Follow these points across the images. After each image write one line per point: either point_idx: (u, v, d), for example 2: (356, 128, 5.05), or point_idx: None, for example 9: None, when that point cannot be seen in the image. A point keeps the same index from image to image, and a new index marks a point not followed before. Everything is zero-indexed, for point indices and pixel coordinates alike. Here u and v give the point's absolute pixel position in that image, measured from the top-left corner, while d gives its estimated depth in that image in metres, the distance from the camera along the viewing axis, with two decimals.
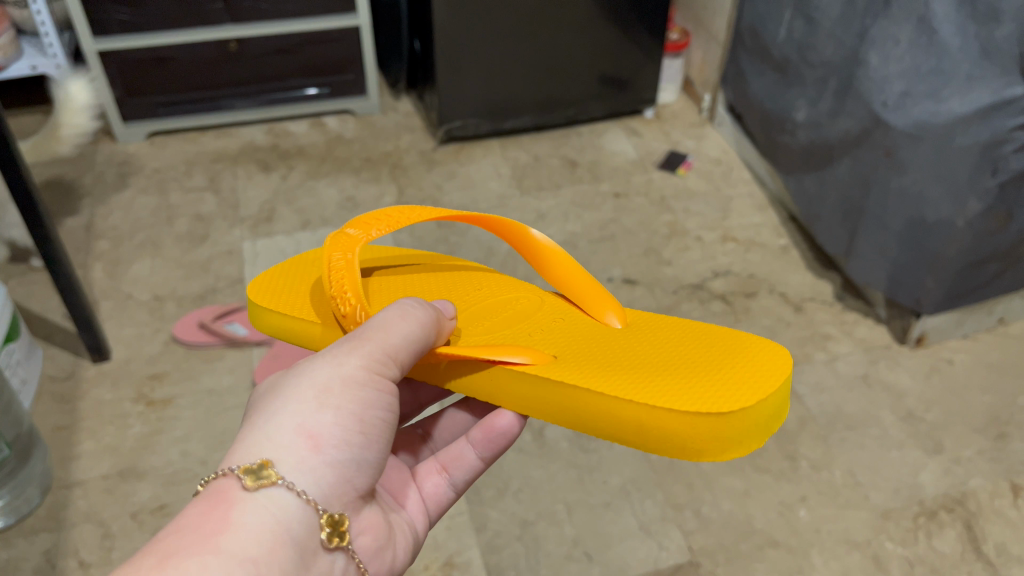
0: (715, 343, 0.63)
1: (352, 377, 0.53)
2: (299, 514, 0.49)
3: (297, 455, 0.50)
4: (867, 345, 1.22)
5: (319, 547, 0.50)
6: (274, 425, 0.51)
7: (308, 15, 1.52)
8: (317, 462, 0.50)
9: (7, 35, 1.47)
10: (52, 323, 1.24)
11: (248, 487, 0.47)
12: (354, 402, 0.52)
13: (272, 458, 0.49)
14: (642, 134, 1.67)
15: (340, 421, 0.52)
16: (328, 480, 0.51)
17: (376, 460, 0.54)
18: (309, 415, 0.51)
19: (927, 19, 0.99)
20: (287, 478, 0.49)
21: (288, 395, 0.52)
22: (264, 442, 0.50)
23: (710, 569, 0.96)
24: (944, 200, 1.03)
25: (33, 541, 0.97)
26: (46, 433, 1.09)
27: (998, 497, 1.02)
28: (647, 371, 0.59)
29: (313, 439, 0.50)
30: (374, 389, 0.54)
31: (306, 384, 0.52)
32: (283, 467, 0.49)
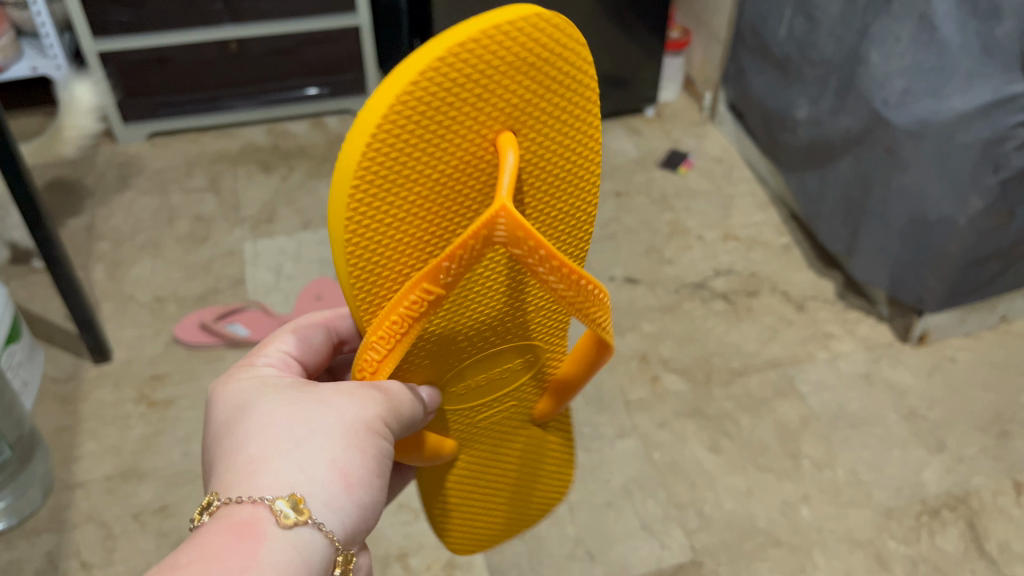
0: (558, 474, 0.76)
1: (381, 419, 0.50)
2: (324, 556, 0.45)
3: (329, 493, 0.46)
4: (868, 343, 1.22)
5: None
6: (304, 455, 0.46)
7: (308, 14, 1.52)
8: (346, 502, 0.46)
9: (7, 36, 1.48)
10: (53, 324, 1.24)
11: (283, 525, 0.43)
12: (381, 444, 0.50)
13: (301, 493, 0.44)
14: (643, 133, 1.67)
15: (370, 461, 0.48)
16: (351, 522, 0.47)
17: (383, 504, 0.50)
18: (339, 454, 0.47)
19: (927, 16, 0.99)
20: (318, 516, 0.45)
21: (316, 425, 0.47)
22: (296, 474, 0.45)
23: (713, 568, 0.96)
24: (946, 198, 1.02)
25: (36, 542, 0.98)
26: (48, 435, 1.09)
27: (1001, 495, 1.02)
28: (496, 499, 0.72)
29: (345, 477, 0.47)
30: (393, 434, 0.51)
31: (336, 417, 0.48)
32: (315, 506, 0.45)
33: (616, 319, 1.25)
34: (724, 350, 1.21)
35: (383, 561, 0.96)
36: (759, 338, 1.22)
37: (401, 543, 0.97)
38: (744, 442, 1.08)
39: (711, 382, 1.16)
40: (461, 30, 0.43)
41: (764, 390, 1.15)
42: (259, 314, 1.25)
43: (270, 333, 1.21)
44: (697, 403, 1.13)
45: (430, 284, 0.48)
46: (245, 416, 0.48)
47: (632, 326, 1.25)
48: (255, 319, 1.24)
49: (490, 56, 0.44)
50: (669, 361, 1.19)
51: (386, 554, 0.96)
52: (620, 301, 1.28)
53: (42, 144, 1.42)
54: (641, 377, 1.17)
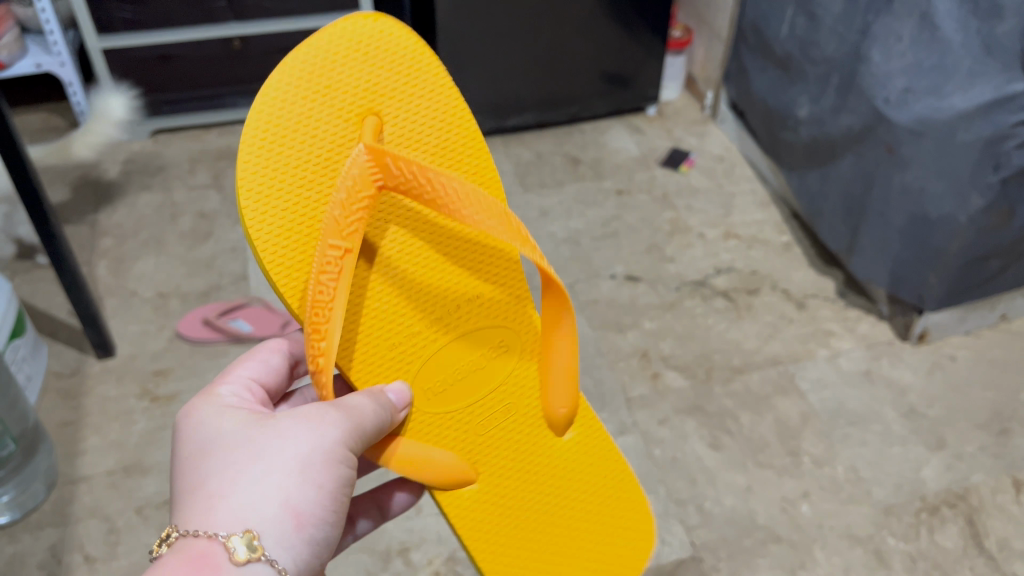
0: (615, 511, 0.74)
1: (334, 449, 0.53)
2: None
3: (281, 531, 0.50)
4: (869, 341, 1.22)
5: None
6: (257, 495, 0.50)
7: (311, 13, 1.52)
8: (300, 537, 0.50)
9: (11, 33, 1.48)
10: (57, 320, 1.25)
11: (235, 562, 0.47)
12: (334, 476, 0.53)
13: (254, 530, 0.48)
14: (645, 132, 1.67)
15: (321, 496, 0.52)
16: (304, 556, 0.51)
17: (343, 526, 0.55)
18: (294, 489, 0.51)
19: (929, 15, 1.00)
20: (271, 552, 0.49)
21: (271, 462, 0.51)
22: (249, 513, 0.49)
23: (713, 565, 0.96)
24: (946, 197, 1.03)
25: (39, 536, 0.98)
26: (51, 430, 1.10)
27: (1001, 493, 1.02)
28: (539, 536, 0.71)
29: (296, 515, 0.50)
30: (350, 462, 0.54)
31: (290, 454, 0.51)
32: (267, 541, 0.49)
33: (616, 316, 1.26)
34: (725, 347, 1.21)
35: (384, 557, 0.96)
36: (759, 336, 1.23)
37: (402, 538, 0.98)
38: (745, 440, 1.09)
39: (711, 379, 1.16)
40: (305, 45, 0.58)
41: (764, 387, 1.15)
42: (261, 310, 1.25)
43: (273, 327, 1.21)
44: (698, 400, 1.14)
45: (337, 239, 0.57)
46: (209, 449, 0.52)
47: (632, 323, 1.25)
48: (258, 314, 1.24)
49: (328, 60, 0.59)
50: (670, 358, 1.19)
51: (387, 548, 0.97)
52: (621, 298, 1.29)
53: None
54: (642, 374, 1.17)
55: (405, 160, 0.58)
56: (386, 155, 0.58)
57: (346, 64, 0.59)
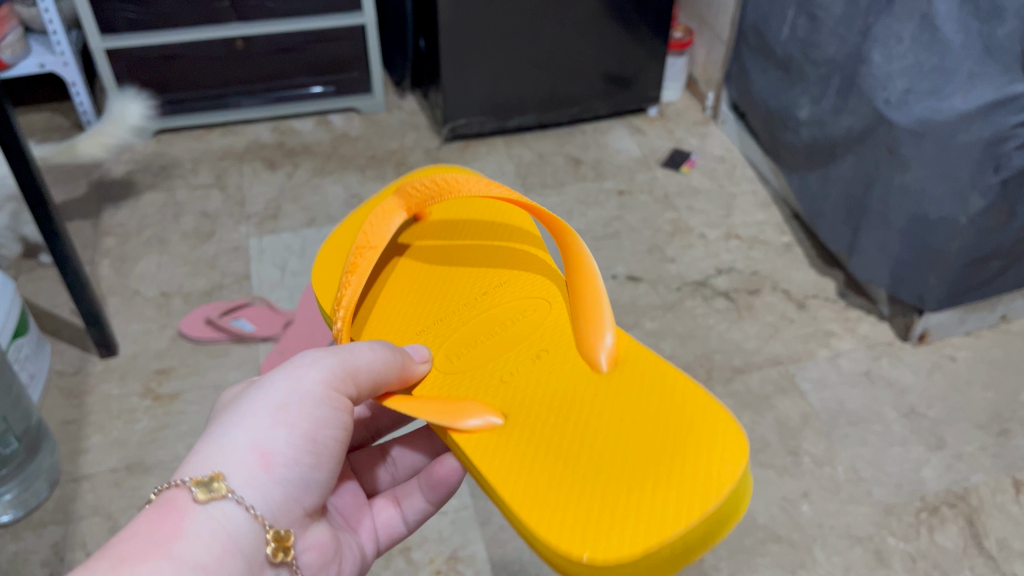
0: (688, 438, 0.57)
1: (309, 394, 0.55)
2: (247, 525, 0.50)
3: (250, 472, 0.51)
4: (869, 341, 1.22)
5: (264, 561, 0.51)
6: (229, 439, 0.52)
7: (314, 13, 1.53)
8: (270, 477, 0.52)
9: (15, 33, 1.49)
10: (61, 319, 1.26)
11: (199, 500, 0.49)
12: (308, 418, 0.54)
13: (223, 472, 0.50)
14: (646, 132, 1.68)
15: (294, 437, 0.53)
16: (276, 497, 0.52)
17: (322, 476, 0.56)
18: (266, 432, 0.53)
19: (929, 17, 1.00)
20: (237, 491, 0.50)
21: (246, 409, 0.54)
22: (218, 455, 0.51)
23: (714, 564, 0.96)
24: (947, 197, 1.03)
25: (42, 534, 0.98)
26: (54, 428, 1.10)
27: (1001, 493, 1.03)
28: (585, 460, 0.57)
29: (266, 455, 0.52)
30: (328, 407, 0.56)
31: (264, 400, 0.54)
32: (234, 479, 0.50)
33: (617, 316, 1.26)
34: (725, 347, 1.21)
35: (386, 554, 0.97)
36: (759, 336, 1.23)
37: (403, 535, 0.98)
38: (745, 440, 1.09)
39: (712, 379, 1.17)
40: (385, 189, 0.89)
41: (765, 387, 1.16)
42: (264, 310, 1.25)
43: (274, 327, 1.22)
44: None
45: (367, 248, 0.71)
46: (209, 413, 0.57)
47: (633, 324, 1.25)
48: (260, 314, 1.25)
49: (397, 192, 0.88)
50: (670, 358, 1.20)
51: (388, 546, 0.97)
52: (622, 299, 1.29)
53: (58, 150, 1.42)
54: None
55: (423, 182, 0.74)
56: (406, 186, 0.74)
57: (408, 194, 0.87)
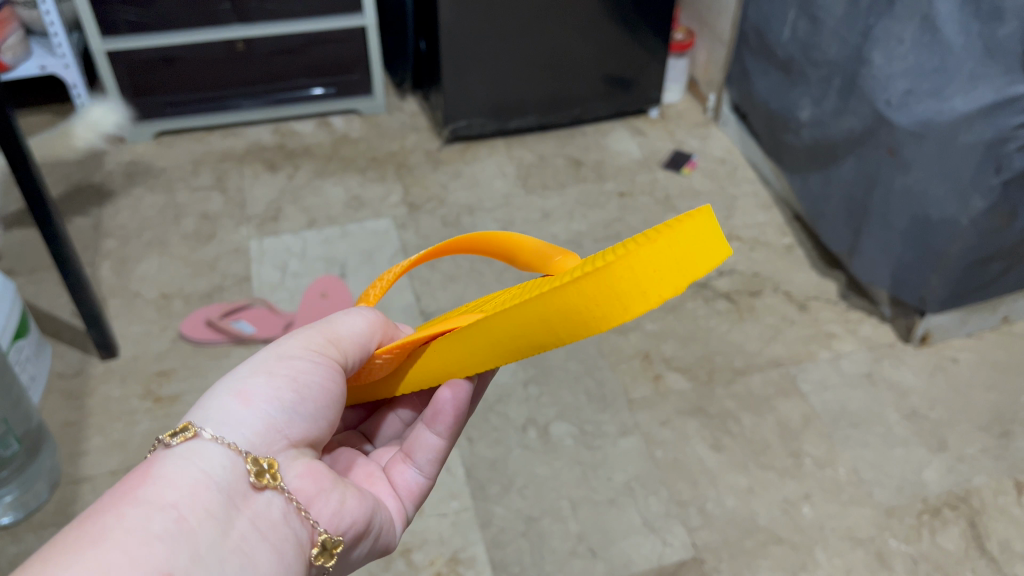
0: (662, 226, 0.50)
1: (289, 351, 0.55)
2: (224, 460, 0.47)
3: (225, 413, 0.50)
4: (871, 343, 1.22)
5: (250, 489, 0.47)
6: (207, 395, 0.51)
7: (314, 14, 1.53)
8: (248, 415, 0.50)
9: (16, 35, 1.49)
10: (61, 321, 1.25)
11: (170, 444, 0.47)
12: (288, 367, 0.54)
13: (196, 420, 0.49)
14: (647, 134, 1.68)
15: (272, 382, 0.53)
16: (257, 433, 0.50)
17: (309, 422, 0.54)
18: (242, 381, 0.52)
19: (930, 18, 1.00)
20: (212, 429, 0.48)
21: (227, 374, 0.54)
22: (195, 409, 0.50)
23: (715, 566, 0.96)
24: (948, 198, 1.03)
25: (43, 535, 0.98)
26: (55, 430, 1.10)
27: (1002, 495, 1.02)
28: None
29: (243, 397, 0.51)
30: (309, 357, 0.55)
31: (243, 363, 0.54)
32: (208, 422, 0.49)
33: None
34: (726, 349, 1.21)
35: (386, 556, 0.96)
36: (760, 337, 1.23)
37: (404, 537, 0.98)
38: (746, 441, 1.09)
39: (713, 381, 1.17)
40: None
41: (766, 389, 1.15)
42: (264, 312, 1.26)
43: (275, 329, 1.22)
44: (699, 402, 1.14)
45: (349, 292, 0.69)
46: None
47: (634, 325, 1.25)
48: (261, 316, 1.25)
49: None
50: (672, 360, 1.20)
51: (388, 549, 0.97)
52: None
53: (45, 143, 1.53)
54: (643, 376, 1.17)
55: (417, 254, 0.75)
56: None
57: None
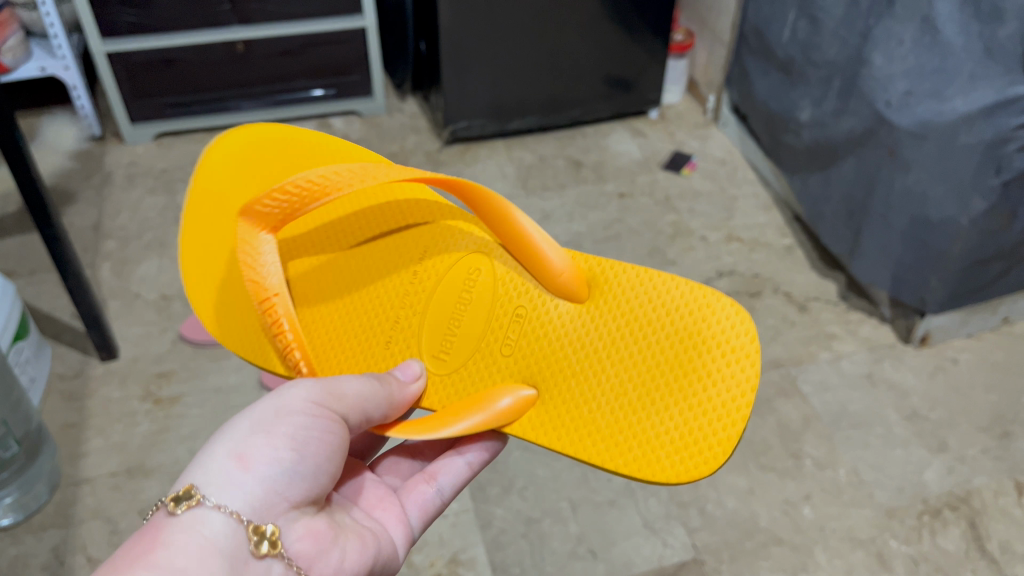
0: (669, 287, 0.63)
1: (289, 406, 0.55)
2: (226, 528, 0.50)
3: (225, 477, 0.51)
4: (871, 344, 1.22)
5: (250, 556, 0.50)
6: (209, 452, 0.53)
7: (314, 16, 1.53)
8: (247, 480, 0.52)
9: (17, 37, 1.49)
10: (61, 322, 1.25)
11: (174, 512, 0.50)
12: (287, 425, 0.54)
13: (198, 483, 0.51)
14: (647, 135, 1.68)
15: (271, 442, 0.53)
16: (257, 497, 0.52)
17: (311, 478, 0.55)
18: (243, 440, 0.53)
19: (930, 19, 1.00)
20: (213, 496, 0.50)
21: (227, 427, 0.55)
22: (197, 469, 0.52)
23: (715, 567, 0.96)
24: (948, 199, 1.03)
25: (43, 537, 0.98)
26: (55, 431, 1.10)
27: (1003, 496, 1.02)
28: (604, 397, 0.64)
29: (242, 459, 0.52)
30: (308, 414, 0.56)
31: (243, 415, 0.55)
32: (209, 488, 0.51)
33: None
34: None
35: None
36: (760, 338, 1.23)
37: None
38: (746, 442, 1.09)
39: None
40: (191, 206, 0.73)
41: (766, 390, 1.15)
42: None
43: None
44: None
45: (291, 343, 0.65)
46: None
47: None
48: None
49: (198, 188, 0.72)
50: None
51: None
52: None
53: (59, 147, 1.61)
54: None
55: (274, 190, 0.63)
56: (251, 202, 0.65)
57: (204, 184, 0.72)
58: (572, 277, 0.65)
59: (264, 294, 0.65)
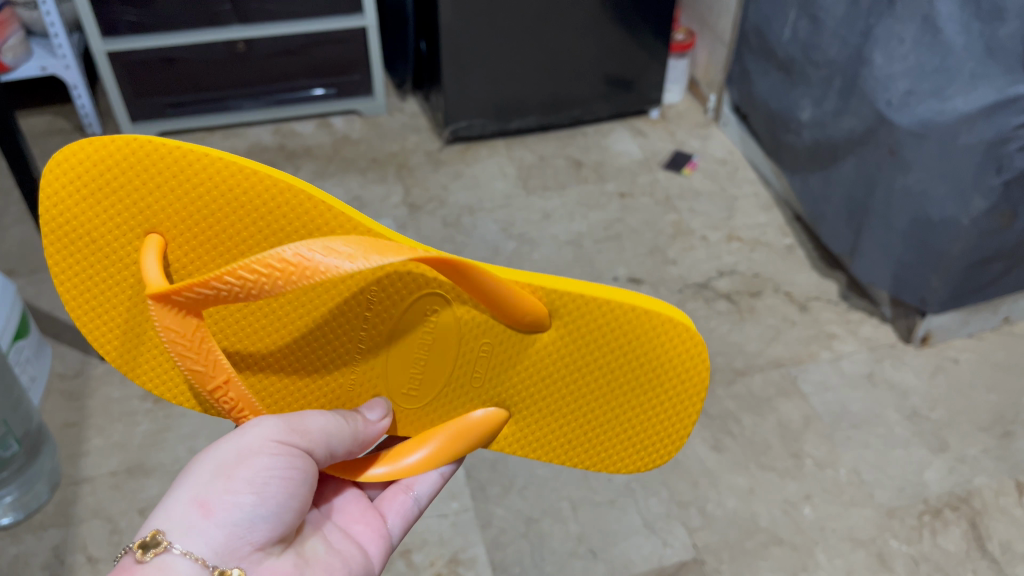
0: (631, 317, 0.62)
1: (249, 446, 0.55)
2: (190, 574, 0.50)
3: (187, 523, 0.52)
4: (872, 344, 1.22)
5: None
6: (174, 496, 0.54)
7: (314, 15, 1.53)
8: (209, 526, 0.52)
9: (18, 36, 1.49)
10: (61, 322, 1.25)
11: (141, 560, 0.50)
12: (247, 468, 0.54)
13: (163, 530, 0.52)
14: (648, 135, 1.67)
15: (231, 486, 0.53)
16: (220, 543, 0.52)
17: (274, 518, 0.55)
18: (204, 485, 0.53)
19: (931, 18, 1.00)
20: (177, 542, 0.51)
21: (192, 468, 0.55)
22: (163, 513, 0.53)
23: (715, 567, 0.96)
24: (949, 198, 1.03)
25: (43, 536, 0.98)
26: (55, 430, 1.10)
27: (1004, 496, 1.02)
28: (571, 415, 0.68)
29: (204, 505, 0.53)
30: (269, 454, 0.55)
31: (205, 457, 0.55)
32: (173, 534, 0.52)
33: None
34: (727, 349, 1.21)
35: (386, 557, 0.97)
36: (761, 338, 1.23)
37: (403, 538, 0.98)
38: (747, 442, 1.09)
39: (714, 382, 1.16)
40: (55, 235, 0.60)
41: (767, 389, 1.15)
42: None
43: None
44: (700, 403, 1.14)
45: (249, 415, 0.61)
46: None
47: None
48: None
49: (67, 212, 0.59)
50: None
51: None
52: None
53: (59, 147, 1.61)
54: None
55: (199, 283, 0.55)
56: (169, 292, 0.56)
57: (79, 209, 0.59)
58: (536, 312, 0.62)
59: (214, 381, 0.59)
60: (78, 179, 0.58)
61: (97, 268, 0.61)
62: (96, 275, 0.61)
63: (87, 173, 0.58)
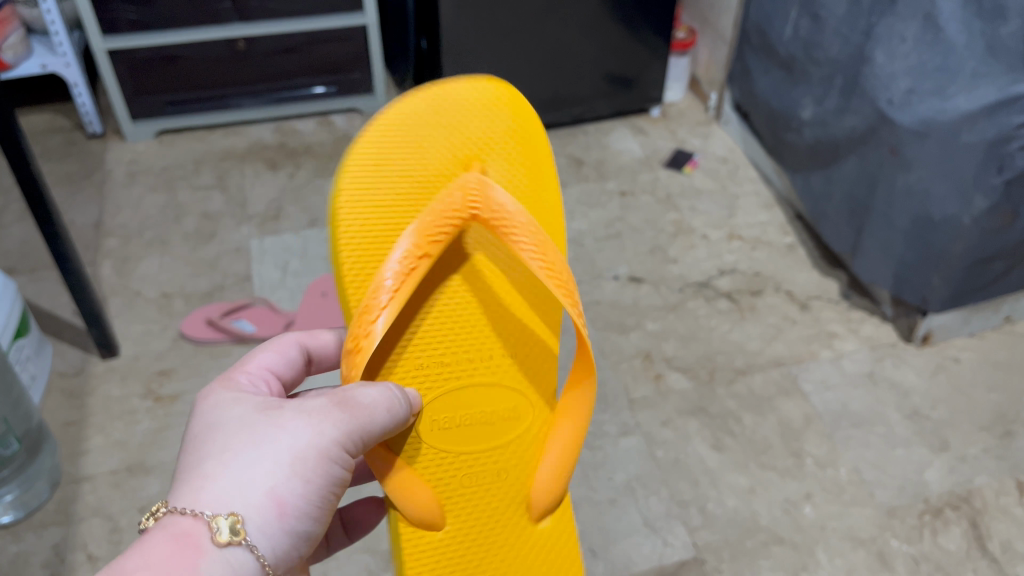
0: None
1: (329, 452, 0.54)
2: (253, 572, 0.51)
3: (262, 517, 0.51)
4: (873, 343, 1.22)
5: None
6: (247, 478, 0.52)
7: (314, 13, 1.53)
8: (279, 525, 0.52)
9: (18, 34, 1.49)
10: (62, 320, 1.25)
11: (218, 543, 0.49)
12: (323, 475, 0.54)
13: (240, 514, 0.50)
14: (648, 133, 1.67)
15: (306, 491, 0.53)
16: (280, 543, 0.53)
17: (318, 523, 0.56)
18: (282, 481, 0.52)
19: (932, 16, 0.99)
20: (251, 536, 0.51)
21: (264, 450, 0.53)
22: (237, 496, 0.51)
23: (715, 566, 0.96)
24: (951, 197, 1.02)
25: (43, 535, 0.98)
26: (55, 429, 1.10)
27: (1004, 495, 1.02)
28: None
29: (280, 504, 0.52)
30: (344, 465, 0.56)
31: (283, 446, 0.53)
32: (250, 525, 0.51)
33: (619, 318, 1.26)
34: (728, 348, 1.21)
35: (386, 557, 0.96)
36: (762, 337, 1.23)
37: None
38: (747, 441, 1.09)
39: (714, 380, 1.16)
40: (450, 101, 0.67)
41: (767, 388, 1.15)
42: (264, 311, 1.25)
43: (276, 330, 1.21)
44: (700, 402, 1.13)
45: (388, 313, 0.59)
46: (213, 422, 0.55)
47: (635, 325, 1.25)
48: (262, 315, 1.24)
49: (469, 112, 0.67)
50: (673, 359, 1.19)
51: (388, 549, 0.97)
52: (626, 300, 1.29)
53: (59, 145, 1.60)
54: (645, 375, 1.17)
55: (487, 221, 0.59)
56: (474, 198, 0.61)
57: (479, 122, 0.67)
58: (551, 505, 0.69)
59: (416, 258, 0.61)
60: (485, 109, 0.68)
61: (428, 140, 0.65)
62: (423, 140, 0.65)
63: (496, 120, 0.68)
